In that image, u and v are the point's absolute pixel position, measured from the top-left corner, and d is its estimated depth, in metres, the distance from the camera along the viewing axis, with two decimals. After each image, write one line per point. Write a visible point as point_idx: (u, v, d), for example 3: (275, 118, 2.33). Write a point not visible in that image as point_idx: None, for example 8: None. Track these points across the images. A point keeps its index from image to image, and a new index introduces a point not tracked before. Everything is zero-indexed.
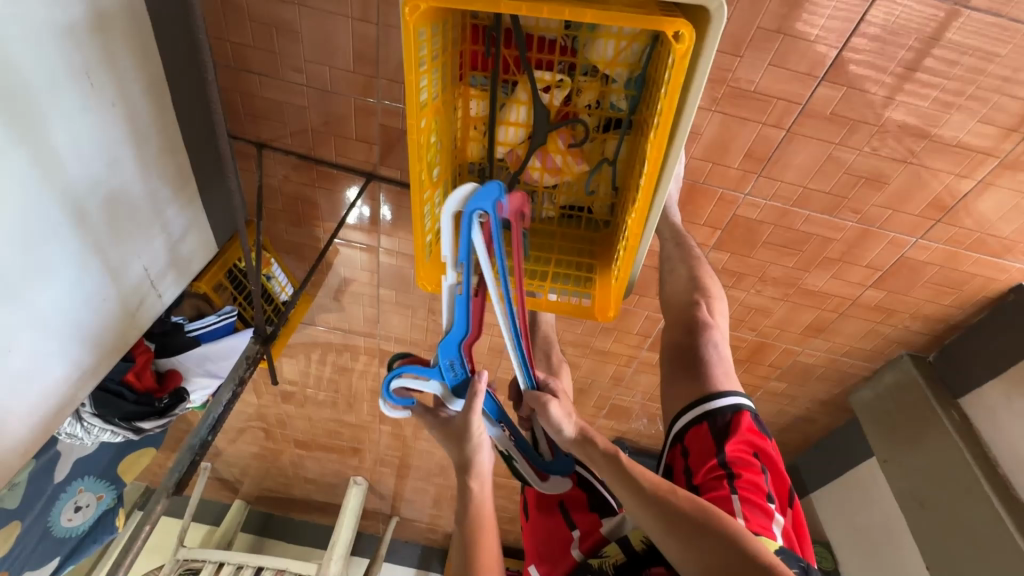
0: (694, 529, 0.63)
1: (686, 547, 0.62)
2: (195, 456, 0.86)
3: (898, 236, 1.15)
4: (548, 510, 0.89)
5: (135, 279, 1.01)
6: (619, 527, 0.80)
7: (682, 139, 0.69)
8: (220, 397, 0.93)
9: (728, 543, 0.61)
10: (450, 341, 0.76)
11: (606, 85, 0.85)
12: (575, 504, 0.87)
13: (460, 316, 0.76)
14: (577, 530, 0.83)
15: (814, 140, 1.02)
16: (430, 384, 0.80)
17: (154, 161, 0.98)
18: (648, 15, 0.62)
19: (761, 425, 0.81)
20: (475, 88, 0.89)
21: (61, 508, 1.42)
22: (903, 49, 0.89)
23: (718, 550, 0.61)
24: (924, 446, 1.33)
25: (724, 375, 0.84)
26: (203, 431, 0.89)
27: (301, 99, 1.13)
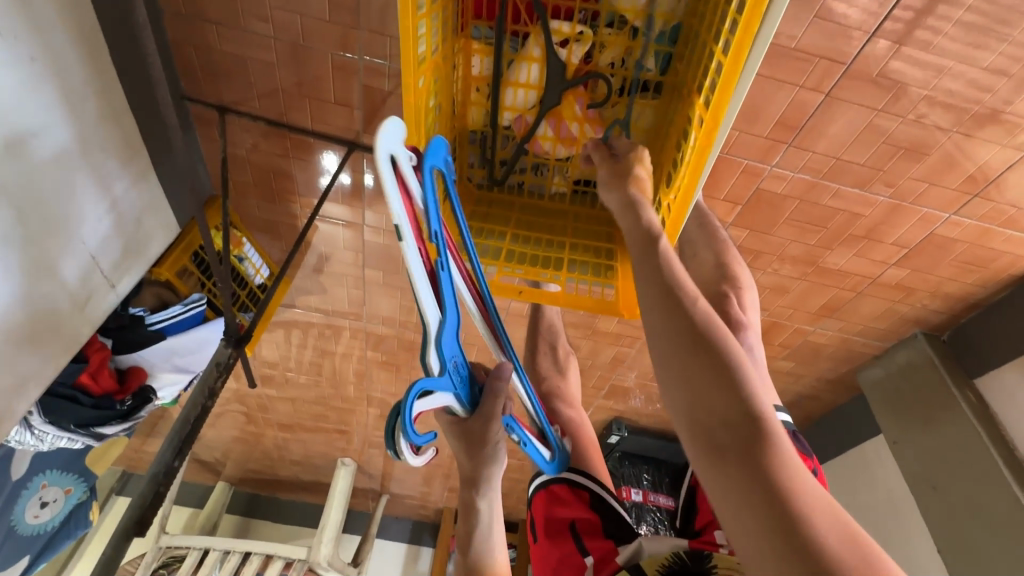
0: (699, 352, 0.49)
1: (682, 369, 0.49)
2: (160, 488, 0.74)
3: (930, 212, 1.07)
4: (556, 536, 0.70)
5: (80, 270, 0.86)
6: (636, 554, 0.61)
7: (735, 111, 0.58)
8: (188, 413, 0.81)
9: (727, 389, 0.47)
10: (447, 330, 0.55)
11: (634, 39, 0.72)
12: (588, 529, 0.69)
13: (450, 297, 0.56)
14: (590, 558, 0.65)
15: (854, 106, 0.91)
16: (445, 397, 0.57)
17: (92, 127, 0.82)
18: None
19: (802, 446, 0.69)
20: (478, 42, 0.76)
21: (25, 505, 1.31)
22: (970, 1, 0.77)
23: (710, 396, 0.47)
24: (938, 428, 1.29)
25: (759, 386, 0.72)
26: (168, 457, 0.77)
27: (268, 55, 0.97)
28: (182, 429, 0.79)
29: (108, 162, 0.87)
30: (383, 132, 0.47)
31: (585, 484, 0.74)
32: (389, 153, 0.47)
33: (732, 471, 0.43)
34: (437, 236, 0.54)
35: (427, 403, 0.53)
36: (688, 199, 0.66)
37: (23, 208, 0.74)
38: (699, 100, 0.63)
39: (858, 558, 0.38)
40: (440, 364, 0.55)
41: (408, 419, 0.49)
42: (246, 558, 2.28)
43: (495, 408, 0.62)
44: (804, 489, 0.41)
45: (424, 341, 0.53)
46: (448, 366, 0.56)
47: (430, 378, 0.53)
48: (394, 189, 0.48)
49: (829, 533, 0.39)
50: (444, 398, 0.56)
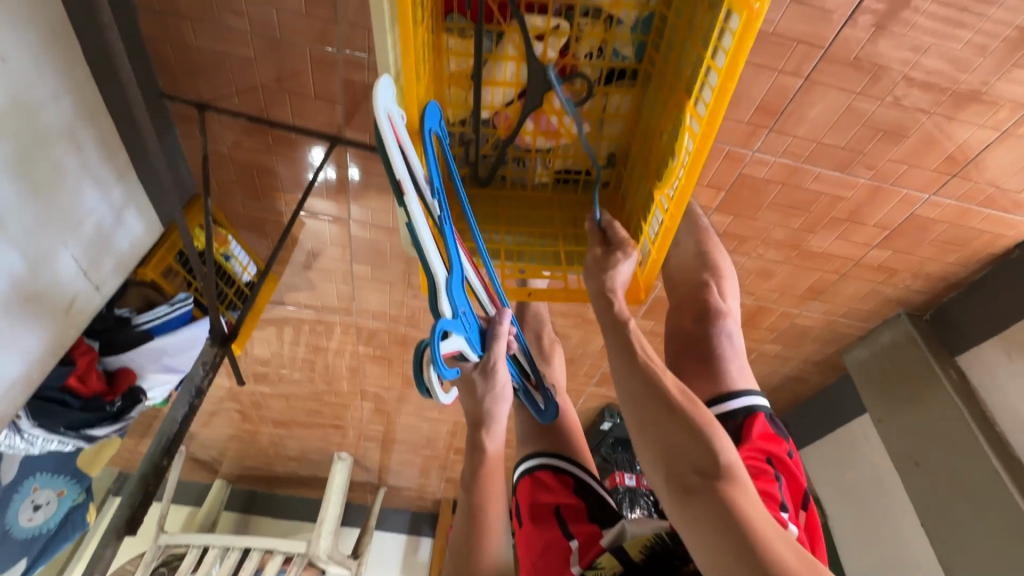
0: (671, 415, 0.53)
1: (654, 426, 0.54)
2: (147, 487, 0.75)
3: (910, 193, 1.08)
4: (542, 520, 0.71)
5: (63, 271, 0.86)
6: (619, 537, 0.63)
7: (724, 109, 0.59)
8: (175, 413, 0.82)
9: (696, 443, 0.51)
10: (455, 279, 0.56)
11: (609, 29, 0.73)
12: (573, 514, 0.71)
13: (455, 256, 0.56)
14: (575, 541, 0.67)
15: (834, 89, 0.92)
16: (458, 339, 0.55)
17: (67, 129, 0.81)
18: None
19: (778, 429, 0.71)
20: (454, 38, 0.74)
21: (18, 508, 1.30)
22: None
23: (686, 449, 0.51)
24: (923, 404, 1.32)
25: (738, 372, 0.73)
26: (155, 457, 0.77)
27: (245, 50, 0.95)
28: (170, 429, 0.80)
29: (86, 162, 0.86)
30: (378, 93, 0.49)
31: (572, 470, 0.75)
32: (385, 112, 0.49)
33: (710, 519, 0.47)
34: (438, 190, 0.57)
35: (448, 343, 0.53)
36: (686, 198, 0.66)
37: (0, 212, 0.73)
38: (686, 101, 0.65)
39: (808, 570, 0.44)
40: (451, 310, 0.55)
41: (437, 352, 0.51)
42: (246, 554, 2.29)
43: (499, 351, 0.62)
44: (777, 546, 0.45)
45: (432, 289, 0.54)
46: (459, 311, 0.57)
47: (445, 319, 0.54)
48: (394, 146, 0.49)
49: (787, 553, 0.45)
50: (460, 342, 0.56)
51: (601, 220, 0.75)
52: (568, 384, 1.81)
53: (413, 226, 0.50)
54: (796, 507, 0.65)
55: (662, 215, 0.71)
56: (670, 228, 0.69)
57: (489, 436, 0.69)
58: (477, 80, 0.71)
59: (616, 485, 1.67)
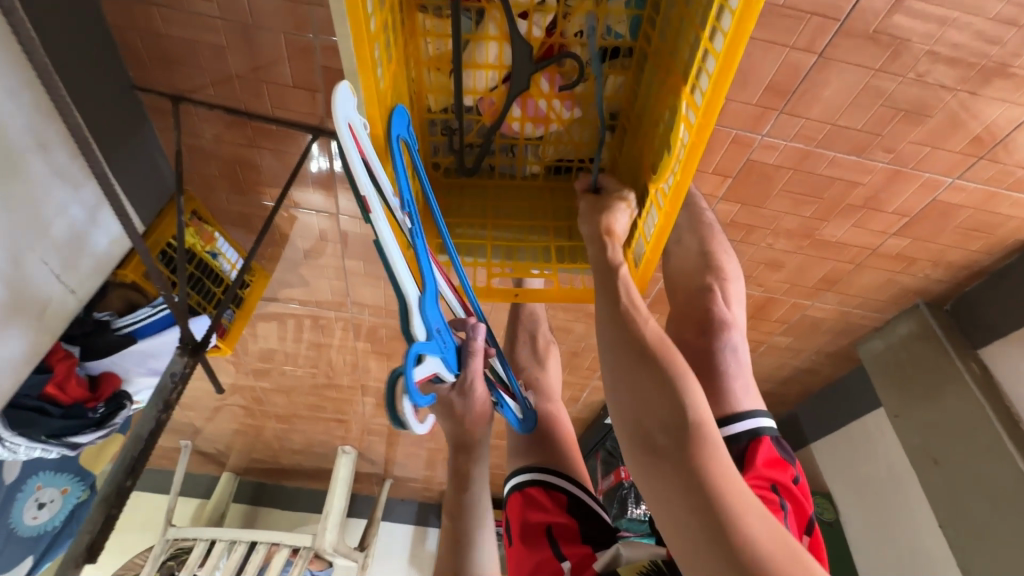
0: (644, 366, 0.48)
1: (627, 381, 0.48)
2: (111, 510, 0.66)
3: (932, 178, 1.01)
4: (532, 542, 0.67)
5: (32, 277, 0.82)
6: (614, 562, 0.59)
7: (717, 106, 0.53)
8: (140, 429, 0.72)
9: (667, 399, 0.45)
10: (428, 298, 0.51)
11: (600, 4, 0.67)
12: (565, 534, 0.66)
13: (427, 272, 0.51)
14: (567, 563, 0.62)
15: (849, 66, 0.85)
16: (432, 362, 0.50)
17: (26, 126, 0.76)
18: None
19: (784, 452, 0.65)
20: (430, 18, 0.68)
21: (22, 507, 1.28)
22: None
23: (653, 404, 0.46)
24: (942, 401, 1.25)
25: (743, 390, 0.67)
26: (119, 475, 0.68)
27: (217, 37, 0.90)
28: (133, 449, 0.70)
29: (52, 159, 0.81)
30: (337, 99, 0.42)
31: (563, 486, 0.71)
32: (346, 121, 0.42)
33: (675, 488, 0.42)
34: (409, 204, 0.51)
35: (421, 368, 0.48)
36: (685, 188, 0.59)
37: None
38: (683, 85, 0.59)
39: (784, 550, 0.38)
40: (424, 330, 0.50)
41: (410, 382, 0.45)
42: (253, 548, 2.29)
43: (476, 369, 0.57)
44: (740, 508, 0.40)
45: (403, 308, 0.48)
46: (433, 332, 0.51)
47: (420, 343, 0.48)
48: (357, 160, 0.43)
49: (751, 518, 0.40)
50: (435, 364, 0.51)
51: (596, 183, 0.72)
52: (571, 378, 1.76)
53: (381, 243, 0.45)
54: (801, 533, 0.60)
55: (656, 210, 0.65)
56: (666, 227, 0.64)
57: (475, 459, 0.64)
58: (456, 64, 0.65)
59: (621, 481, 1.63)
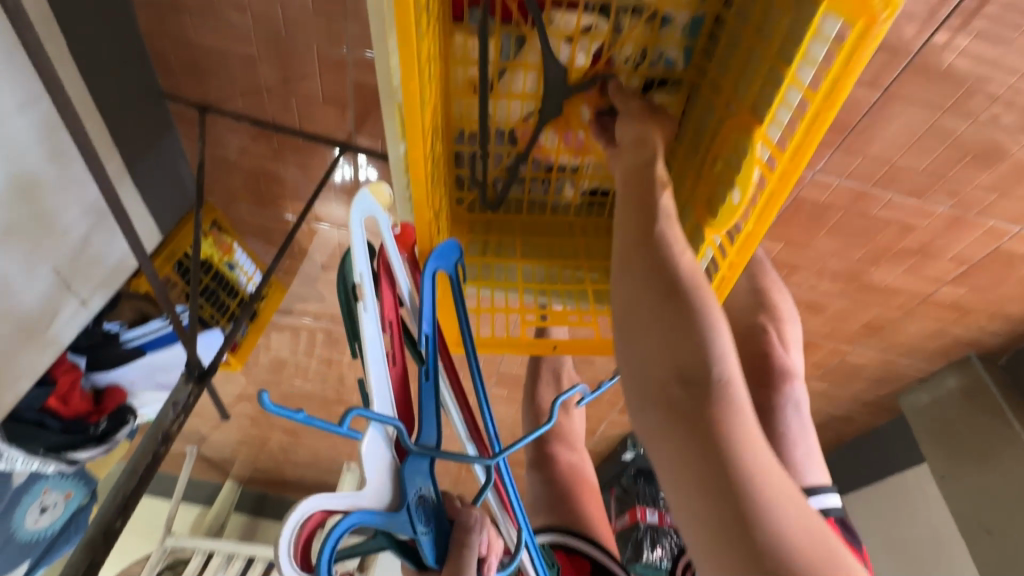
0: (674, 305, 0.44)
1: (650, 316, 0.44)
2: (95, 556, 0.56)
3: (997, 225, 0.93)
4: None
5: (41, 283, 0.78)
6: None
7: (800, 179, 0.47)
8: (136, 464, 0.64)
9: (683, 347, 0.42)
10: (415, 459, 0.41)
11: (654, 31, 0.61)
12: None
13: (429, 412, 0.42)
14: None
15: (916, 104, 0.78)
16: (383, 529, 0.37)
17: (49, 126, 0.73)
18: None
19: (854, 538, 0.59)
20: (465, 43, 0.62)
21: (25, 510, 1.22)
22: None
23: (677, 348, 0.42)
24: (995, 462, 1.15)
25: (805, 459, 0.61)
26: (111, 514, 0.59)
27: (248, 48, 0.87)
28: (127, 484, 0.62)
29: (68, 163, 0.78)
30: (357, 200, 0.43)
31: (584, 550, 0.65)
32: (362, 214, 0.43)
33: (737, 566, 0.34)
34: (428, 341, 0.46)
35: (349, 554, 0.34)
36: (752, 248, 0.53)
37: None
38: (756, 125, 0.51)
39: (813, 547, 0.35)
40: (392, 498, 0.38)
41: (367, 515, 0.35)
42: (250, 564, 2.23)
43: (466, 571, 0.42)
44: (764, 473, 0.37)
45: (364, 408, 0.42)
46: (409, 497, 0.39)
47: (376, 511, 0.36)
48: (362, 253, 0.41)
49: (803, 542, 0.35)
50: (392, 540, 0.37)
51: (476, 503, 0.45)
52: (589, 410, 1.69)
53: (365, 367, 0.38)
54: None
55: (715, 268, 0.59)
56: (729, 279, 0.57)
57: None
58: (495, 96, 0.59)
59: (636, 521, 1.66)
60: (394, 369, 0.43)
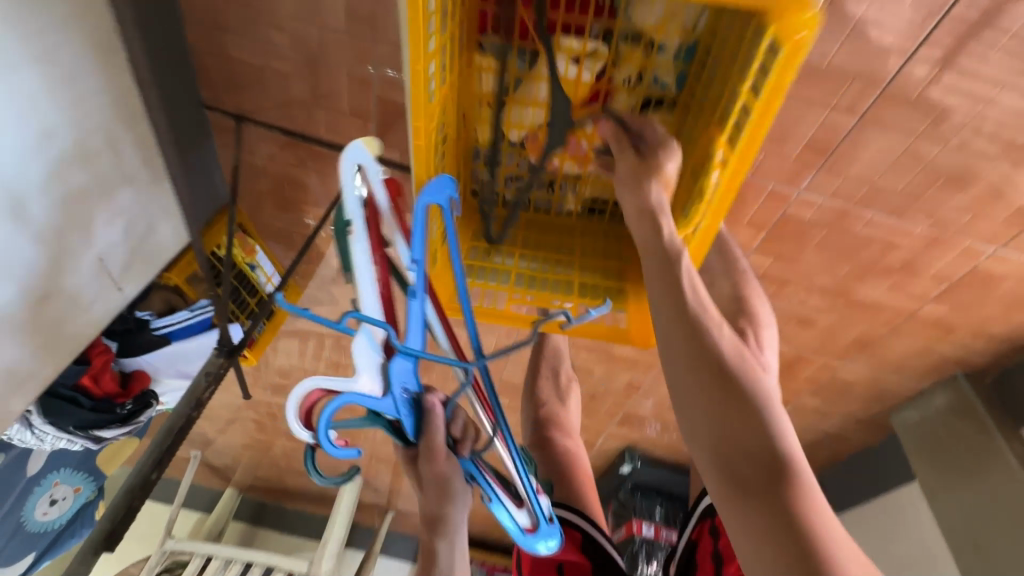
0: (729, 392, 0.58)
1: (712, 405, 0.58)
2: (132, 502, 0.67)
3: (973, 245, 0.99)
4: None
5: (85, 268, 0.86)
6: None
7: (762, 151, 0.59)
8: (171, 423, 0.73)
9: (745, 427, 0.56)
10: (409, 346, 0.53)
11: (649, 56, 0.69)
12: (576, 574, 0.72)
13: (417, 325, 0.53)
14: None
15: (891, 129, 0.86)
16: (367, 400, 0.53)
17: (104, 129, 0.82)
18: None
19: None
20: (487, 57, 0.72)
21: (36, 501, 1.28)
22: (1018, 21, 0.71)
23: (738, 432, 0.56)
24: (982, 479, 1.18)
25: None
26: (146, 468, 0.69)
27: (284, 65, 0.97)
28: (158, 443, 0.71)
29: (121, 162, 0.87)
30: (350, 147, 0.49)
31: (576, 522, 0.75)
32: (355, 169, 0.49)
33: None
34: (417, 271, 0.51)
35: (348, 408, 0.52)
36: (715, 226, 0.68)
37: (13, 200, 0.72)
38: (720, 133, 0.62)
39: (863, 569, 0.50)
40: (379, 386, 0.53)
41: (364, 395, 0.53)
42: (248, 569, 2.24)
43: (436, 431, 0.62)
44: (829, 526, 0.51)
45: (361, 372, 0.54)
46: (394, 389, 0.55)
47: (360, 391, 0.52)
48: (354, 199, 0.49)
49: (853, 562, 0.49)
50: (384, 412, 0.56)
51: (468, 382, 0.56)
52: (587, 422, 1.73)
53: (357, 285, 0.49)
54: None
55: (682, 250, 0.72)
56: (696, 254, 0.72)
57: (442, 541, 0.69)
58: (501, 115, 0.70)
59: (632, 533, 1.74)
60: (384, 291, 0.51)
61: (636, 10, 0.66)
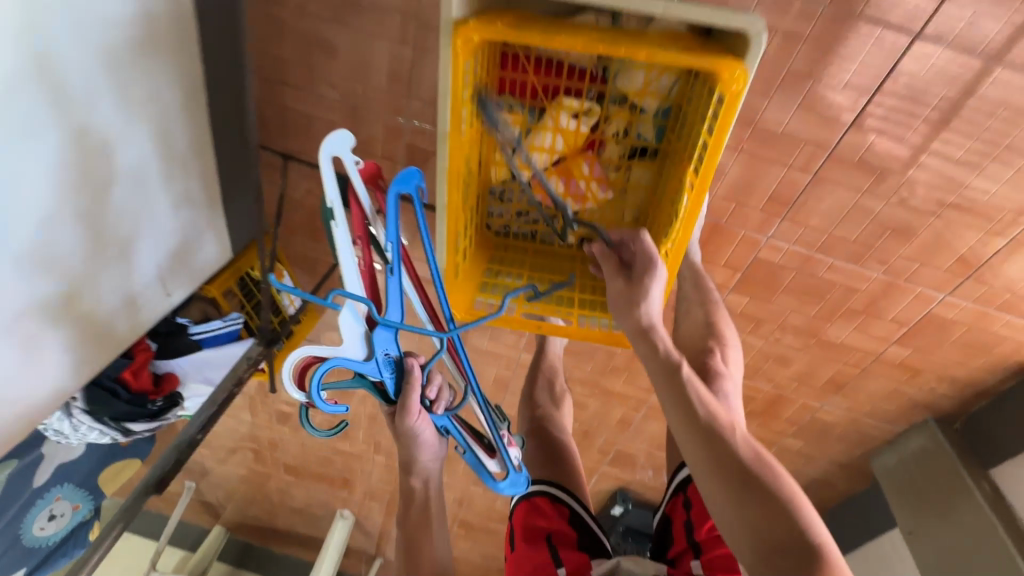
0: (754, 488, 0.68)
1: (740, 502, 0.68)
2: None
3: (925, 291, 1.12)
4: (534, 540, 0.87)
5: (144, 276, 1.01)
6: (613, 570, 0.79)
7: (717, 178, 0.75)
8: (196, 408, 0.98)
9: (771, 515, 0.67)
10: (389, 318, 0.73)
11: (634, 114, 0.86)
12: (564, 540, 0.87)
13: (394, 301, 0.73)
14: (564, 567, 0.82)
15: (841, 186, 1.01)
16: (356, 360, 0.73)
17: (178, 160, 0.98)
18: (698, 57, 0.68)
19: None
20: (505, 111, 0.88)
21: (34, 516, 1.17)
22: (949, 103, 0.88)
23: (768, 524, 0.67)
24: (953, 519, 1.23)
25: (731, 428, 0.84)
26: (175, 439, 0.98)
27: (331, 114, 1.15)
28: None
29: (186, 188, 1.03)
30: (329, 139, 0.61)
31: (565, 500, 0.93)
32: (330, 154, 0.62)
33: None
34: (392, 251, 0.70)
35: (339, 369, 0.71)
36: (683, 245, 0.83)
37: (102, 224, 0.89)
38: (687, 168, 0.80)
39: None
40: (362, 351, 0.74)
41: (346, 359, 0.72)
42: None
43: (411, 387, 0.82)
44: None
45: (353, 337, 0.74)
46: (376, 353, 0.75)
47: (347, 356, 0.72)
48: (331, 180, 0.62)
49: None
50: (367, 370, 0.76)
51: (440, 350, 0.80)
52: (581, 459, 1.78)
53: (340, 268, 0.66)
54: None
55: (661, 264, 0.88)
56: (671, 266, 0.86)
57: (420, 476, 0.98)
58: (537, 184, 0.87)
59: None
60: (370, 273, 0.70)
61: (623, 79, 0.83)
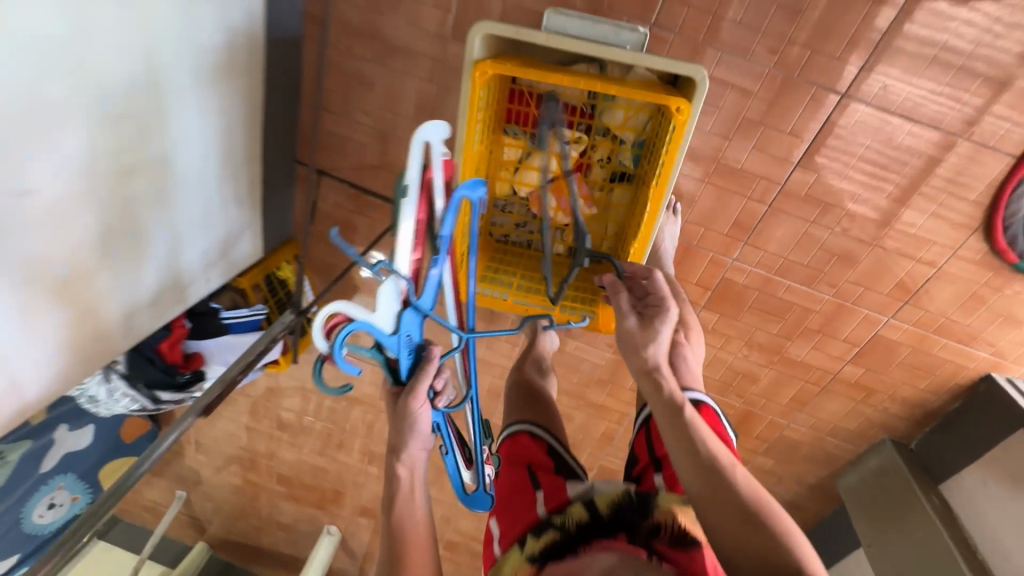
0: (755, 520, 0.72)
1: (744, 531, 0.71)
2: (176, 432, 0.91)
3: (871, 314, 1.27)
4: (518, 470, 1.00)
5: (193, 260, 1.16)
6: (588, 491, 0.88)
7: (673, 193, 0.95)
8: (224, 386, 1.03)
9: (775, 544, 0.70)
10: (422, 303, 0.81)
11: (615, 144, 1.05)
12: (543, 467, 0.98)
13: (432, 291, 0.82)
14: (544, 489, 0.93)
15: (792, 217, 1.19)
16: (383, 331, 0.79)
17: (235, 163, 1.17)
18: (656, 95, 0.87)
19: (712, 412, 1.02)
20: (511, 137, 1.07)
21: (36, 500, 1.62)
22: (920, 171, 1.09)
23: (772, 553, 0.69)
24: (908, 531, 1.34)
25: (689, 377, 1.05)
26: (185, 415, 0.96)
27: (362, 137, 1.35)
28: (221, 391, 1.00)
29: (236, 188, 1.21)
30: (425, 128, 0.71)
31: (544, 437, 1.06)
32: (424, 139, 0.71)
33: None
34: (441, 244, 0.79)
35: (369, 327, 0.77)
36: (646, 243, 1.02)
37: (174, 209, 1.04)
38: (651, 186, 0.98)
39: None
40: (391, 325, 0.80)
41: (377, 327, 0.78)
42: None
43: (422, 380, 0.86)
44: None
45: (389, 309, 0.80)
46: (400, 331, 0.81)
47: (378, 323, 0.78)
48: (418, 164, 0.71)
49: None
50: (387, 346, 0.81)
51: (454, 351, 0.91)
52: None
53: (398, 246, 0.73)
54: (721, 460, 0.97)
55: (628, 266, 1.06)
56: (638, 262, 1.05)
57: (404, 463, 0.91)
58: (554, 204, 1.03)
59: None
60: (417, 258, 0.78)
61: (607, 115, 1.02)
